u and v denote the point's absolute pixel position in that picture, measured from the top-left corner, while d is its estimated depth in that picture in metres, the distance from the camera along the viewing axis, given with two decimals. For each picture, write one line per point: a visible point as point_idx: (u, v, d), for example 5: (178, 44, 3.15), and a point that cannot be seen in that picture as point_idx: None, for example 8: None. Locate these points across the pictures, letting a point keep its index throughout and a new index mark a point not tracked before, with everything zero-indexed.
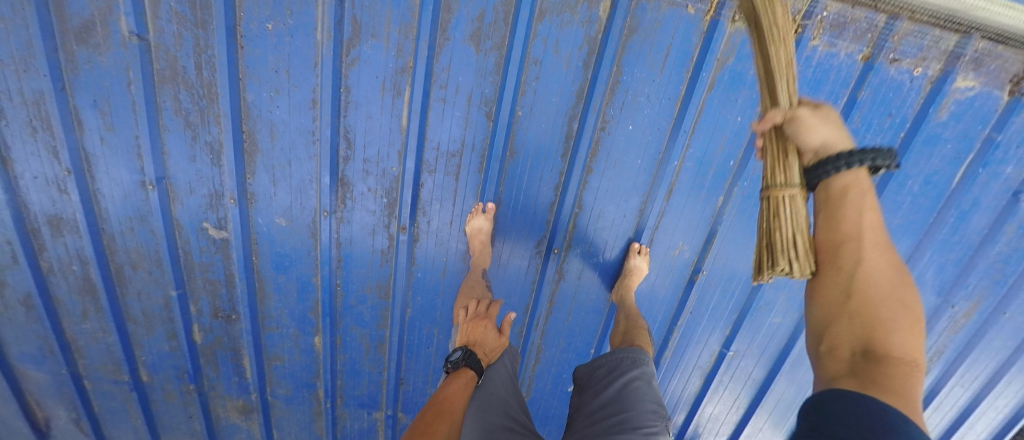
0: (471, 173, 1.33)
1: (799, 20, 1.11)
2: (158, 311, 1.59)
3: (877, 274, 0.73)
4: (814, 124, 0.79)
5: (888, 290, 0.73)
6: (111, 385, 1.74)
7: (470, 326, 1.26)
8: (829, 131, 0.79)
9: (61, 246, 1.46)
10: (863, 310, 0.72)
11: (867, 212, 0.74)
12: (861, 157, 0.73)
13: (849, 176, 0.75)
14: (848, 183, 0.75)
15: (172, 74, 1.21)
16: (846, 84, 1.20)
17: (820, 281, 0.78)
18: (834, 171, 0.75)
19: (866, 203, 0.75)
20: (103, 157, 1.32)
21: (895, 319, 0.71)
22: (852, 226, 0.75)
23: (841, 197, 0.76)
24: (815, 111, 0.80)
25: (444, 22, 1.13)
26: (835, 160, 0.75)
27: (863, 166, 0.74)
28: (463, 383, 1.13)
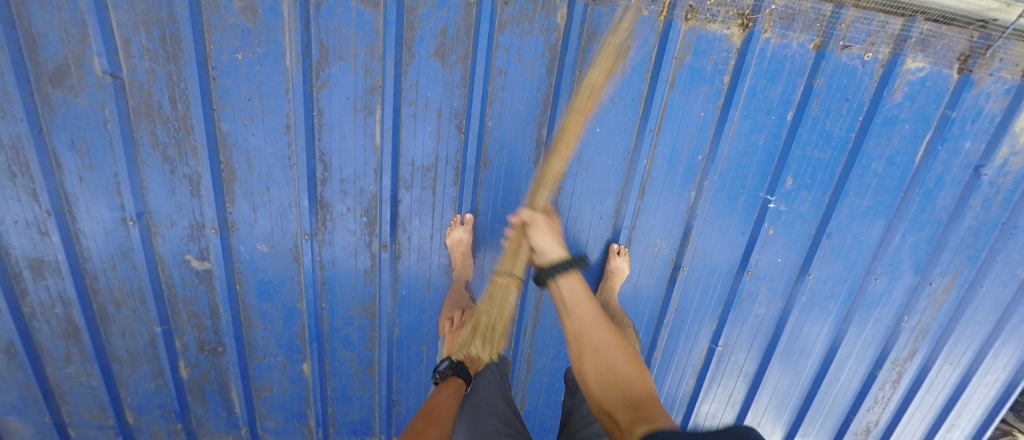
0: (446, 185, 1.35)
1: (747, 15, 1.20)
2: (143, 349, 1.58)
3: (611, 347, 0.95)
4: (543, 231, 1.09)
5: (619, 352, 0.94)
6: (96, 431, 1.72)
7: (456, 336, 1.27)
8: (547, 242, 1.08)
9: (43, 289, 1.46)
10: (616, 371, 0.92)
11: (586, 306, 0.97)
12: (570, 266, 1.01)
13: (570, 277, 1.00)
14: (568, 283, 1.00)
15: (148, 110, 1.24)
16: (801, 74, 1.26)
17: (583, 363, 0.95)
18: (559, 276, 1.00)
19: (583, 298, 0.98)
20: (83, 197, 1.34)
21: (632, 371, 0.93)
22: (585, 318, 0.96)
23: (574, 302, 0.98)
24: (548, 223, 1.12)
25: (408, 41, 1.19)
26: (559, 268, 1.01)
27: (574, 272, 1.01)
28: (452, 392, 1.12)
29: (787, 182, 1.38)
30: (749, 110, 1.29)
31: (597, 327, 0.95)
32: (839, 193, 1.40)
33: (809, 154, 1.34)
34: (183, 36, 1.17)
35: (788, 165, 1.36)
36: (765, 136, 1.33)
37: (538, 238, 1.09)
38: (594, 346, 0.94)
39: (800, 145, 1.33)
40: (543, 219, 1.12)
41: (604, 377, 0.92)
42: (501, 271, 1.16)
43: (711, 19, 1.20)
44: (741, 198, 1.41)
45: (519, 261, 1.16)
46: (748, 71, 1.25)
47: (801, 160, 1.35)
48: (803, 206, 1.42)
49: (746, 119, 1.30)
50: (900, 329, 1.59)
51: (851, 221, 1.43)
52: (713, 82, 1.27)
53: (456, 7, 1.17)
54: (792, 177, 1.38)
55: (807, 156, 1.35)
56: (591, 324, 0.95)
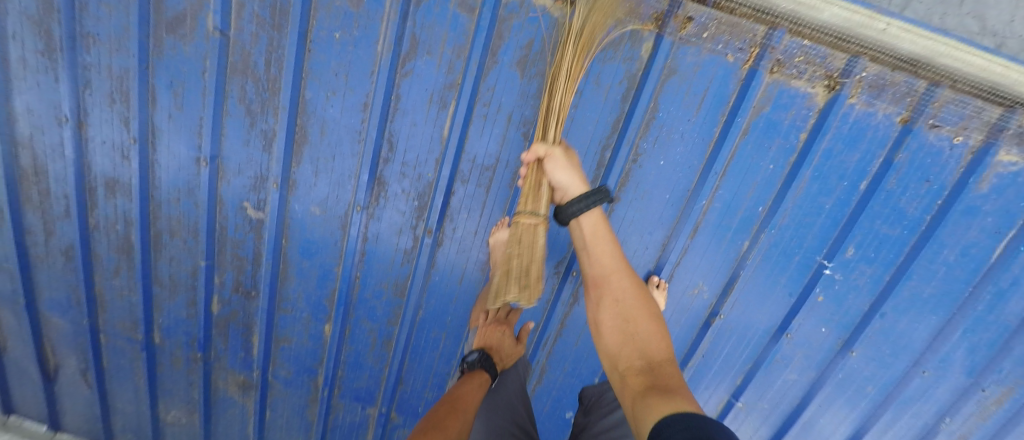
0: (500, 186, 1.39)
1: (837, 77, 1.21)
2: (185, 278, 1.68)
3: (629, 299, 1.15)
4: (561, 167, 1.17)
5: (637, 307, 1.14)
6: (124, 342, 1.85)
7: (487, 329, 1.30)
8: (566, 176, 1.17)
9: (110, 207, 1.57)
10: (634, 325, 1.12)
11: (611, 261, 1.18)
12: (591, 199, 1.16)
13: (588, 213, 1.17)
14: (591, 223, 1.19)
15: (244, 67, 1.32)
16: (883, 146, 1.25)
17: (603, 309, 1.17)
18: (576, 209, 1.16)
19: (608, 251, 1.18)
20: (167, 132, 1.43)
21: (648, 326, 1.11)
22: (606, 268, 1.18)
23: (598, 252, 1.18)
24: (567, 155, 1.19)
25: (495, 47, 1.22)
26: (577, 204, 1.16)
27: (596, 208, 1.18)
28: (476, 384, 1.17)
29: (848, 251, 1.38)
30: (820, 172, 1.30)
31: (620, 281, 1.17)
32: (901, 273, 1.38)
33: (877, 227, 1.34)
34: (291, 7, 1.23)
35: (854, 233, 1.35)
36: (832, 201, 1.32)
37: (556, 174, 1.18)
38: (615, 298, 1.16)
39: (869, 216, 1.33)
40: (562, 151, 1.18)
41: (622, 326, 1.13)
42: (522, 207, 1.23)
43: (797, 75, 1.21)
44: (796, 257, 1.41)
45: (541, 200, 1.22)
46: (828, 132, 1.25)
47: (867, 232, 1.35)
48: (860, 279, 1.41)
49: (815, 180, 1.31)
50: (939, 428, 1.56)
51: (909, 306, 1.42)
52: (788, 137, 1.28)
53: (547, 24, 1.20)
54: (854, 246, 1.37)
55: (874, 229, 1.34)
56: (615, 277, 1.18)
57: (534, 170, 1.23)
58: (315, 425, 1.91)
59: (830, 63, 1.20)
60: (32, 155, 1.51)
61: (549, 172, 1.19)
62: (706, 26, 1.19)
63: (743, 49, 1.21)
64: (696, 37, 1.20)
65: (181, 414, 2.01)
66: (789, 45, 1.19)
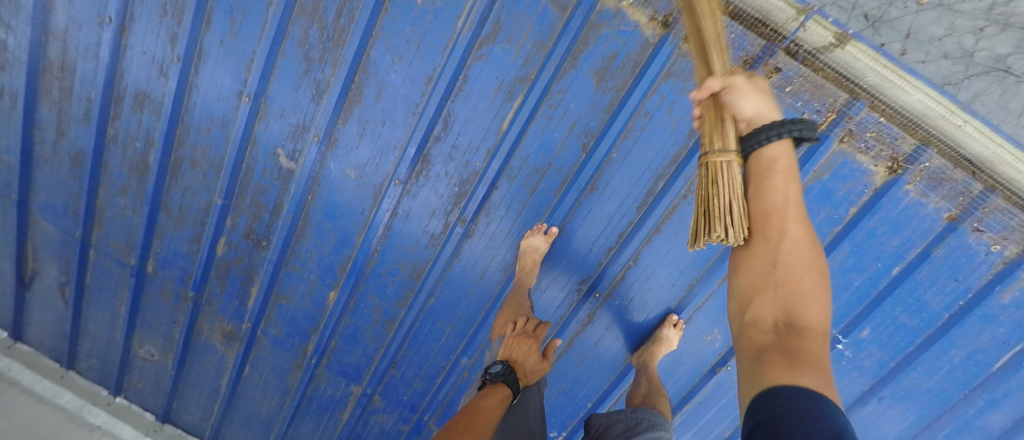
0: (546, 192, 1.36)
1: (900, 160, 1.18)
2: (195, 212, 1.61)
3: (796, 244, 0.71)
4: (744, 93, 0.78)
5: (806, 256, 0.70)
6: (113, 263, 1.77)
7: (514, 341, 1.27)
8: (758, 104, 0.77)
9: (135, 121, 1.50)
10: (785, 277, 0.69)
11: (787, 183, 0.71)
12: (792, 128, 0.70)
13: (783, 154, 0.72)
14: (774, 159, 0.72)
15: (313, 10, 1.26)
16: (924, 237, 1.24)
17: (749, 250, 0.74)
18: (764, 142, 0.72)
19: (792, 178, 0.71)
20: (214, 58, 1.36)
21: (811, 285, 0.69)
22: (781, 199, 0.71)
23: (770, 170, 0.72)
24: (750, 81, 0.80)
25: (577, 52, 1.20)
26: (765, 132, 0.72)
27: (791, 137, 0.71)
28: (498, 399, 1.13)
29: (864, 330, 1.39)
30: (858, 248, 1.30)
31: (791, 216, 0.71)
32: (907, 363, 1.39)
33: (896, 314, 1.34)
34: None
35: (874, 315, 1.36)
36: (862, 278, 1.33)
37: (741, 104, 0.78)
38: (770, 237, 0.71)
39: (892, 303, 1.33)
40: (743, 78, 0.80)
41: (766, 276, 0.70)
42: (708, 148, 0.76)
43: (864, 150, 1.19)
44: None
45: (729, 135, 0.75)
46: (876, 213, 1.25)
47: (886, 317, 1.36)
48: (866, 360, 1.43)
49: (851, 256, 1.32)
50: None
51: (907, 395, 1.42)
52: (838, 207, 1.27)
53: (636, 40, 1.16)
54: (870, 327, 1.38)
55: (893, 315, 1.35)
56: (788, 210, 0.71)
57: (713, 107, 0.80)
58: (292, 392, 1.85)
59: (898, 145, 1.16)
60: (62, 48, 1.42)
61: (731, 108, 0.79)
62: (792, 80, 1.16)
63: (821, 111, 1.18)
64: (779, 89, 1.18)
65: (155, 351, 1.92)
66: (866, 118, 1.16)
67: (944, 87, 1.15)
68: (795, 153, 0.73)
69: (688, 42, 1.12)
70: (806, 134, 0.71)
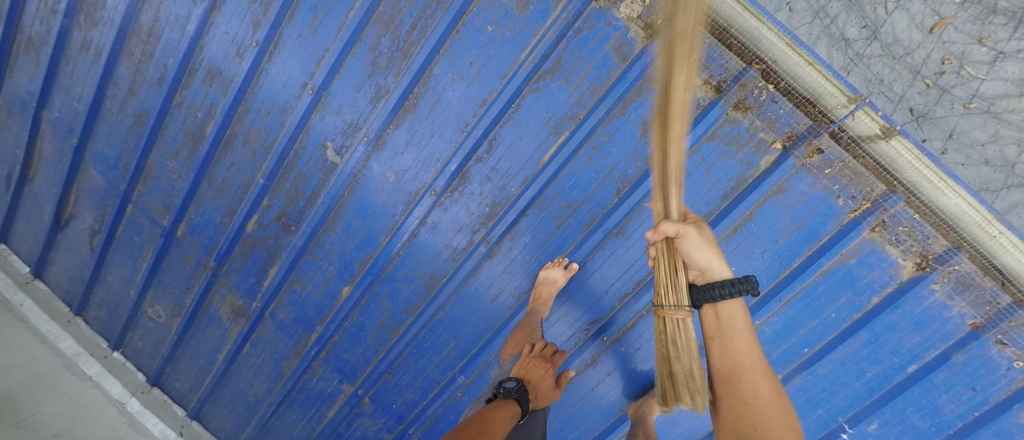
0: (573, 227, 1.39)
1: (930, 258, 1.18)
2: (236, 187, 1.67)
3: (761, 394, 0.78)
4: (699, 247, 0.91)
5: (774, 409, 0.76)
6: (146, 220, 1.84)
7: (530, 363, 1.31)
8: (707, 255, 0.90)
9: (203, 93, 1.60)
10: (753, 417, 0.75)
11: (744, 340, 0.83)
12: (735, 285, 0.84)
13: (731, 304, 0.86)
14: (729, 315, 0.86)
15: (389, 21, 1.36)
16: (945, 340, 1.21)
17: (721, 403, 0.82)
18: (716, 298, 0.86)
19: (747, 339, 0.83)
20: (290, 49, 1.47)
21: (784, 429, 0.73)
22: (742, 358, 0.82)
23: (729, 330, 0.85)
24: (701, 234, 0.92)
25: (628, 101, 1.26)
26: (717, 289, 0.86)
27: (736, 296, 0.85)
28: (507, 415, 1.14)
29: (871, 424, 1.32)
30: (875, 340, 1.27)
31: (758, 375, 0.80)
32: None
33: (908, 413, 1.27)
34: None
35: (883, 410, 1.29)
36: (876, 370, 1.29)
37: (694, 253, 0.91)
38: (744, 392, 0.79)
39: (905, 400, 1.27)
40: (697, 231, 0.93)
41: (738, 418, 0.77)
42: (661, 300, 0.96)
43: (894, 241, 1.19)
44: (817, 409, 1.36)
45: (677, 284, 0.93)
46: (899, 308, 1.22)
47: (897, 415, 1.29)
48: None
49: (868, 345, 1.28)
50: None
51: None
52: (860, 294, 1.26)
53: (687, 100, 1.22)
54: (879, 422, 1.31)
55: (904, 413, 1.28)
56: (752, 368, 0.81)
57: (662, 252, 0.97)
58: (284, 379, 1.85)
59: (930, 243, 1.17)
60: (154, 17, 1.55)
61: (685, 254, 0.93)
62: (833, 163, 1.18)
63: (856, 198, 1.19)
64: (818, 169, 1.20)
65: (163, 313, 1.96)
66: (900, 212, 1.17)
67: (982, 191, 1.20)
68: (745, 314, 0.86)
69: (739, 108, 1.20)
70: (748, 293, 0.84)
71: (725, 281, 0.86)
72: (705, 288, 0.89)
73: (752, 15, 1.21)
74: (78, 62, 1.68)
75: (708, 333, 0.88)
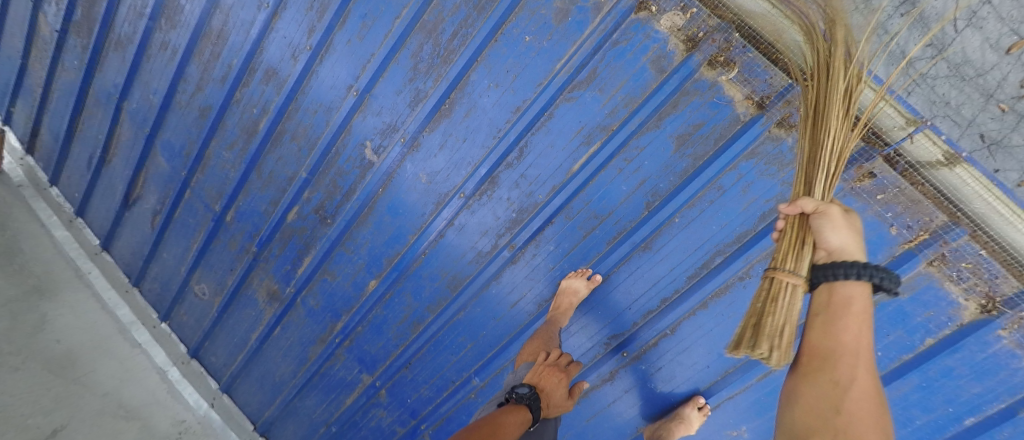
0: (599, 238, 1.37)
1: (998, 300, 1.05)
2: (281, 179, 1.78)
3: (861, 392, 0.67)
4: (835, 225, 0.79)
5: (872, 409, 0.66)
6: (201, 205, 1.99)
7: (545, 370, 1.30)
8: (844, 238, 0.78)
9: (259, 91, 1.72)
10: (846, 423, 0.65)
11: (859, 326, 0.70)
12: (868, 271, 0.70)
13: (861, 288, 0.72)
14: (851, 296, 0.72)
15: (433, 30, 1.42)
16: (1011, 393, 1.07)
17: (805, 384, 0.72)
18: (840, 277, 0.73)
19: (863, 325, 0.70)
20: (339, 53, 1.55)
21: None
22: (848, 342, 0.70)
23: (841, 308, 0.72)
24: (848, 217, 0.81)
25: (664, 114, 1.23)
26: (842, 268, 0.73)
27: (874, 285, 0.72)
28: (520, 420, 1.14)
29: None
30: (928, 385, 1.16)
31: (860, 363, 0.69)
32: None
33: None
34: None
35: None
36: (926, 420, 1.18)
37: (828, 234, 0.79)
38: (834, 378, 0.69)
39: None
40: (839, 210, 0.81)
41: (823, 415, 0.67)
42: (778, 261, 0.83)
43: (954, 278, 1.08)
44: None
45: (805, 260, 0.81)
46: (956, 352, 1.11)
47: None
48: None
49: (919, 390, 1.17)
50: None
51: None
52: (911, 334, 1.16)
53: (725, 115, 1.18)
54: None
55: None
56: (857, 356, 0.69)
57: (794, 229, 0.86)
58: (309, 363, 1.92)
59: (998, 284, 1.04)
60: (224, 21, 1.69)
61: (817, 235, 0.81)
62: (886, 188, 1.10)
63: (912, 227, 1.10)
64: (869, 194, 1.12)
65: (207, 290, 2.10)
66: (962, 244, 1.06)
67: None
68: (870, 293, 0.73)
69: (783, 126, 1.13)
70: (881, 281, 0.71)
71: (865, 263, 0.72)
72: (829, 263, 0.76)
73: (780, 12, 1.09)
74: (156, 59, 1.86)
75: (816, 309, 0.75)
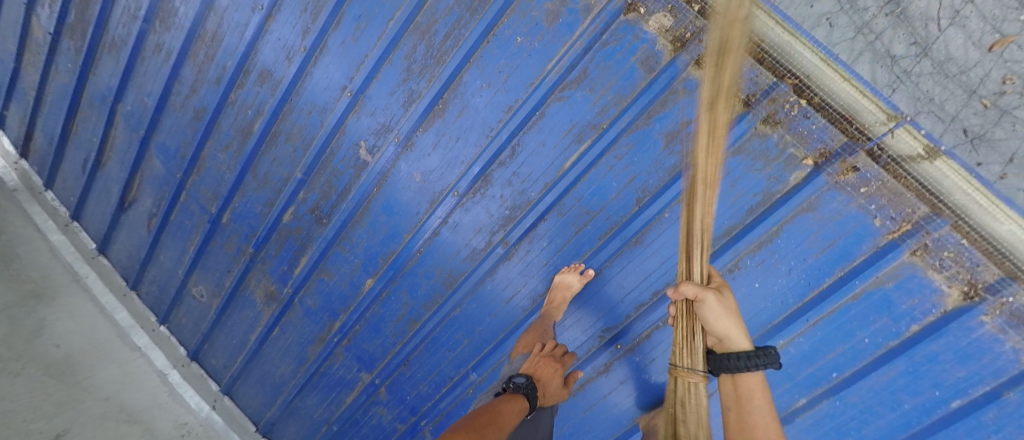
0: (590, 234, 1.39)
1: (979, 287, 1.09)
2: (276, 180, 1.79)
3: None
4: (718, 316, 0.91)
5: None
6: (197, 206, 2.00)
7: (540, 362, 1.31)
8: (727, 326, 0.91)
9: (254, 92, 1.73)
10: None
11: (767, 416, 0.87)
12: (758, 356, 0.88)
13: (751, 376, 0.90)
14: (750, 386, 0.90)
15: (426, 31, 1.44)
16: (995, 376, 1.10)
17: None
18: (738, 365, 0.88)
19: (767, 412, 0.87)
20: (334, 54, 1.56)
21: None
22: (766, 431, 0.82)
23: (748, 400, 0.89)
24: (721, 301, 0.92)
25: (653, 112, 1.25)
26: (738, 359, 0.89)
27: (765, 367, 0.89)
28: (517, 408, 1.16)
29: None
30: (915, 370, 1.17)
31: None
32: None
33: None
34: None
35: None
36: (913, 403, 1.19)
37: (714, 323, 0.91)
38: None
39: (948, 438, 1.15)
40: (716, 297, 0.92)
41: None
42: (676, 360, 0.91)
43: (937, 267, 1.12)
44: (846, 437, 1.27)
45: (695, 352, 0.90)
46: (942, 337, 1.13)
47: None
48: None
49: (906, 375, 1.18)
50: None
51: None
52: (897, 321, 1.18)
53: None
54: None
55: None
56: None
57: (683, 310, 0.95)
58: (308, 363, 1.95)
59: (979, 271, 1.09)
60: (217, 23, 1.70)
61: (705, 323, 0.93)
62: (869, 182, 1.14)
63: (895, 219, 1.13)
64: (853, 188, 1.15)
65: (205, 292, 2.11)
66: (946, 236, 1.10)
67: None
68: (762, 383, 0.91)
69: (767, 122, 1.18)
70: (769, 366, 0.88)
71: (749, 352, 0.89)
72: (726, 354, 0.90)
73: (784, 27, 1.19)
74: (150, 61, 1.87)
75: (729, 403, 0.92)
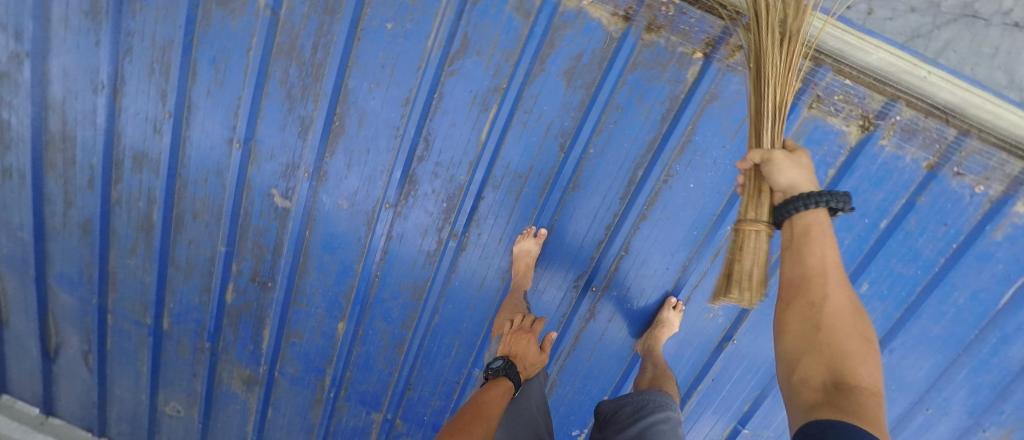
0: (530, 195, 1.39)
1: (871, 118, 1.19)
2: (201, 263, 1.66)
3: (840, 308, 0.74)
4: (784, 167, 0.85)
5: (852, 324, 0.73)
6: (131, 325, 1.83)
7: (513, 338, 1.35)
8: (793, 175, 0.84)
9: (137, 181, 1.57)
10: (830, 343, 0.71)
11: (826, 248, 0.76)
12: (822, 197, 0.77)
13: (821, 217, 0.79)
14: (810, 223, 0.79)
15: (290, 49, 1.33)
16: (906, 188, 1.23)
17: (786, 311, 0.78)
18: (795, 210, 0.79)
19: (829, 243, 0.76)
20: (205, 109, 1.42)
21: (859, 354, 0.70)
22: (821, 265, 0.76)
23: (803, 238, 0.78)
24: (794, 155, 0.87)
25: (544, 56, 1.25)
26: (802, 200, 0.79)
27: (823, 208, 0.78)
28: (500, 392, 1.28)
29: (862, 286, 1.36)
30: None
31: (830, 281, 0.75)
32: (911, 313, 1.36)
33: (892, 265, 1.32)
34: None
35: (870, 270, 1.34)
36: (852, 237, 1.31)
37: (778, 175, 0.86)
38: (816, 301, 0.75)
39: (886, 255, 1.31)
40: (784, 154, 0.87)
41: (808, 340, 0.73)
42: (741, 215, 0.95)
43: (833, 113, 1.20)
44: None
45: (764, 206, 0.92)
46: (856, 171, 1.24)
47: (882, 269, 1.33)
48: (871, 316, 1.39)
49: (840, 215, 1.29)
50: None
51: (917, 344, 1.39)
52: (816, 172, 1.27)
53: (600, 37, 1.21)
54: (868, 282, 1.35)
55: (889, 266, 1.33)
56: (829, 278, 0.75)
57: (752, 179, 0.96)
58: (316, 428, 1.87)
59: (867, 104, 1.18)
60: (63, 120, 1.50)
61: (770, 181, 0.88)
62: None
63: None
64: (743, 66, 1.18)
65: (180, 406, 1.97)
66: (831, 82, 1.17)
67: (913, 41, 1.10)
68: (828, 217, 0.79)
69: (651, 30, 1.19)
70: (834, 201, 0.77)
71: (812, 193, 0.78)
72: (786, 201, 0.82)
73: None
74: (7, 189, 1.64)
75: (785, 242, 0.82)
